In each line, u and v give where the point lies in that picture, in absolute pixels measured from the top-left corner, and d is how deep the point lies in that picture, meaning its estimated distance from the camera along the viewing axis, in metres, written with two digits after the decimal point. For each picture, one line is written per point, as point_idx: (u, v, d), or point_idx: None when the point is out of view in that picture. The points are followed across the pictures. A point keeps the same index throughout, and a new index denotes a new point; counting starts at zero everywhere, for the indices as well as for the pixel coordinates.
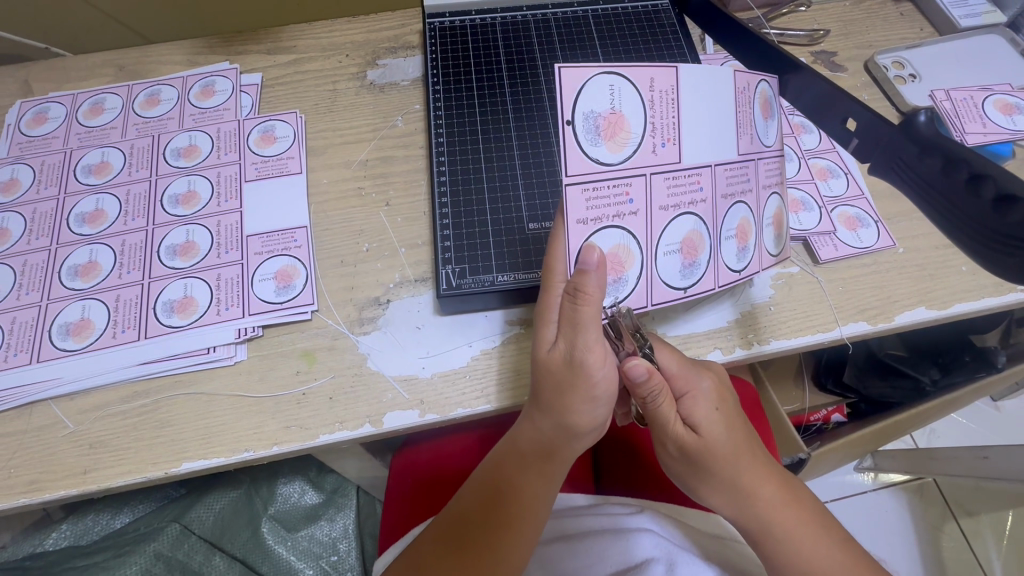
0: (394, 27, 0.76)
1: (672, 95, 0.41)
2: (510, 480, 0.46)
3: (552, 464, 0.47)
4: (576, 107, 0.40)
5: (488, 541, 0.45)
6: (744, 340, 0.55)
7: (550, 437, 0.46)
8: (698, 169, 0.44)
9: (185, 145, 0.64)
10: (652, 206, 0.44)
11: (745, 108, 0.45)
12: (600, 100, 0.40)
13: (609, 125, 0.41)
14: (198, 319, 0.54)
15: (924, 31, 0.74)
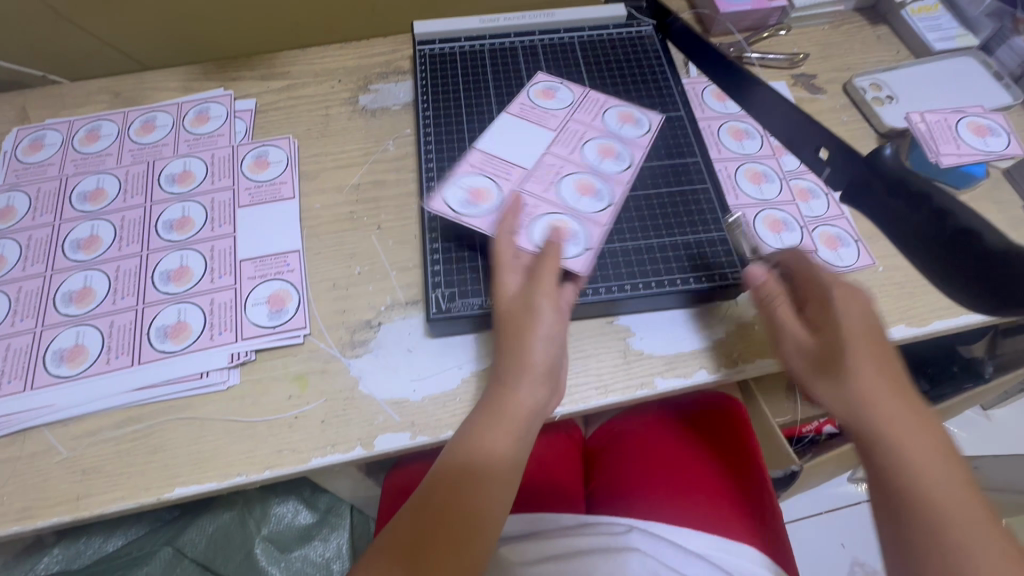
0: (386, 53, 0.78)
1: (486, 155, 0.59)
2: (473, 473, 0.45)
3: (510, 465, 0.46)
4: (487, 201, 0.56)
5: (453, 541, 0.42)
6: (729, 359, 0.56)
7: (510, 430, 0.46)
8: (542, 159, 0.59)
9: (180, 171, 0.65)
10: (530, 188, 0.57)
11: (529, 115, 0.63)
12: (466, 188, 0.56)
13: (480, 194, 0.56)
14: (192, 344, 0.55)
15: (900, 54, 0.77)
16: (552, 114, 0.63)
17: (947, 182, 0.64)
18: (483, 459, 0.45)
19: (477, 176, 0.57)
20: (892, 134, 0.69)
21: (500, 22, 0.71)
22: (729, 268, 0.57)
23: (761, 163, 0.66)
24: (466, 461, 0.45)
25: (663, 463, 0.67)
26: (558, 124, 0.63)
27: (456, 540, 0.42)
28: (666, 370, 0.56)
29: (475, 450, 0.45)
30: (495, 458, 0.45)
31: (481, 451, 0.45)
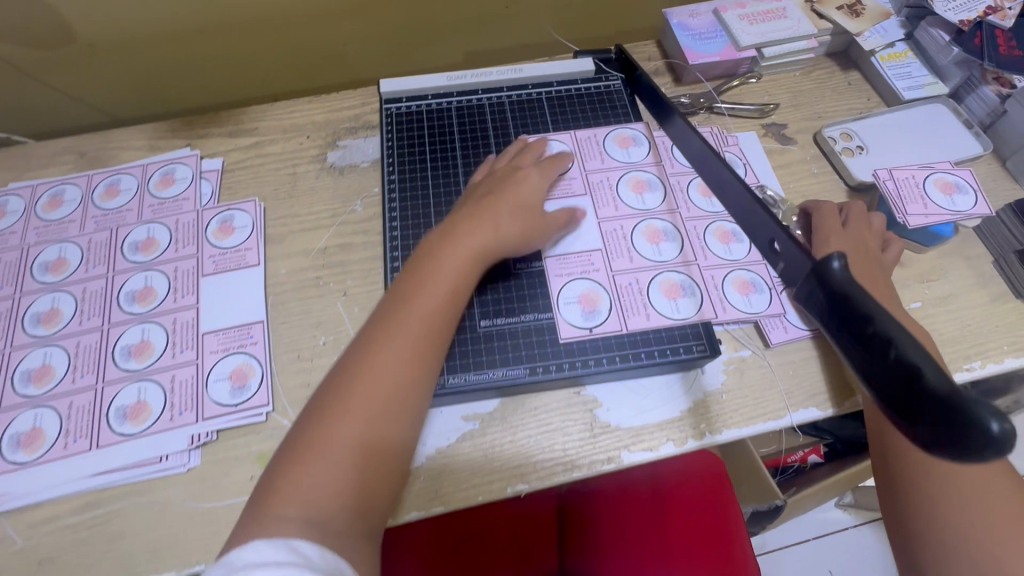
0: (355, 106, 0.76)
1: (558, 261, 0.62)
2: (378, 373, 0.47)
3: (433, 337, 0.50)
4: (601, 303, 0.60)
5: (387, 421, 0.46)
6: (696, 431, 0.55)
7: (429, 286, 0.51)
8: (604, 230, 0.64)
9: (143, 239, 0.64)
10: (614, 262, 0.62)
11: (570, 191, 0.66)
12: (572, 312, 0.59)
13: (588, 304, 0.59)
14: (152, 425, 0.54)
15: (870, 101, 0.77)
16: (570, 179, 0.67)
17: (916, 238, 0.64)
18: (398, 360, 0.48)
19: (573, 283, 0.61)
20: (863, 187, 0.69)
21: (468, 79, 0.72)
22: (691, 341, 0.58)
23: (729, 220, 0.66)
24: (371, 370, 0.47)
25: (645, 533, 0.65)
26: (585, 185, 0.66)
27: (388, 417, 0.46)
28: (632, 443, 0.55)
29: (381, 351, 0.48)
30: (404, 347, 0.48)
31: (387, 344, 0.48)
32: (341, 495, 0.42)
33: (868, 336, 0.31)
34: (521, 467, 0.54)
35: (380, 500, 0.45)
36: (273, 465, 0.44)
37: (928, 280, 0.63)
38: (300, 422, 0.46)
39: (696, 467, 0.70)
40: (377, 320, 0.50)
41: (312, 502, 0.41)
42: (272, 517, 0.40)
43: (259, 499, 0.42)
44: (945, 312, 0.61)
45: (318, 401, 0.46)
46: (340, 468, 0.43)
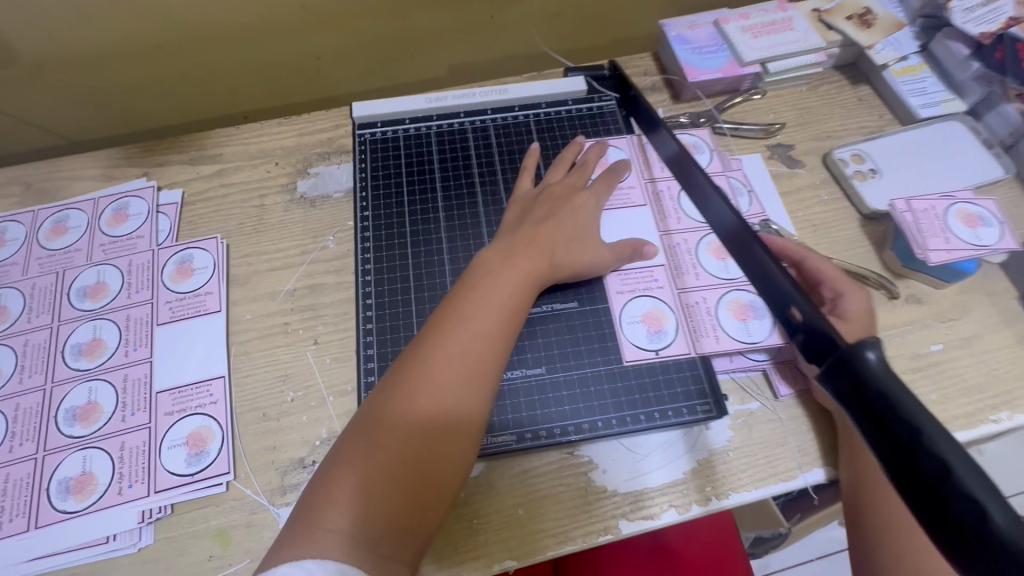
0: (328, 128, 0.70)
1: (622, 274, 0.58)
2: (435, 384, 0.44)
3: (492, 344, 0.47)
4: (667, 323, 0.56)
5: (440, 437, 0.43)
6: (702, 495, 0.50)
7: (490, 298, 0.48)
8: (671, 242, 0.59)
9: (92, 284, 0.59)
10: (680, 279, 0.58)
11: (635, 197, 0.62)
12: (635, 331, 0.56)
13: (652, 323, 0.56)
14: (97, 501, 0.49)
15: (883, 118, 0.71)
16: (628, 187, 0.62)
17: (935, 274, 0.59)
18: (457, 372, 0.44)
19: (638, 300, 0.57)
20: (876, 216, 0.63)
21: (448, 101, 0.68)
22: (696, 401, 0.53)
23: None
24: (427, 379, 0.44)
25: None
26: (645, 193, 0.62)
27: (447, 436, 0.43)
28: (631, 510, 0.50)
29: (438, 358, 0.45)
30: (465, 356, 0.45)
31: (445, 351, 0.45)
32: (394, 512, 0.40)
33: (914, 453, 0.25)
34: (507, 539, 0.48)
35: (434, 523, 0.42)
36: (317, 473, 0.42)
37: (948, 319, 0.58)
38: (348, 428, 0.44)
39: (702, 531, 0.59)
40: (432, 326, 0.47)
41: (362, 516, 0.39)
42: (322, 532, 0.38)
43: (306, 509, 0.40)
44: (968, 355, 0.56)
45: (366, 407, 0.44)
46: (391, 483, 0.40)
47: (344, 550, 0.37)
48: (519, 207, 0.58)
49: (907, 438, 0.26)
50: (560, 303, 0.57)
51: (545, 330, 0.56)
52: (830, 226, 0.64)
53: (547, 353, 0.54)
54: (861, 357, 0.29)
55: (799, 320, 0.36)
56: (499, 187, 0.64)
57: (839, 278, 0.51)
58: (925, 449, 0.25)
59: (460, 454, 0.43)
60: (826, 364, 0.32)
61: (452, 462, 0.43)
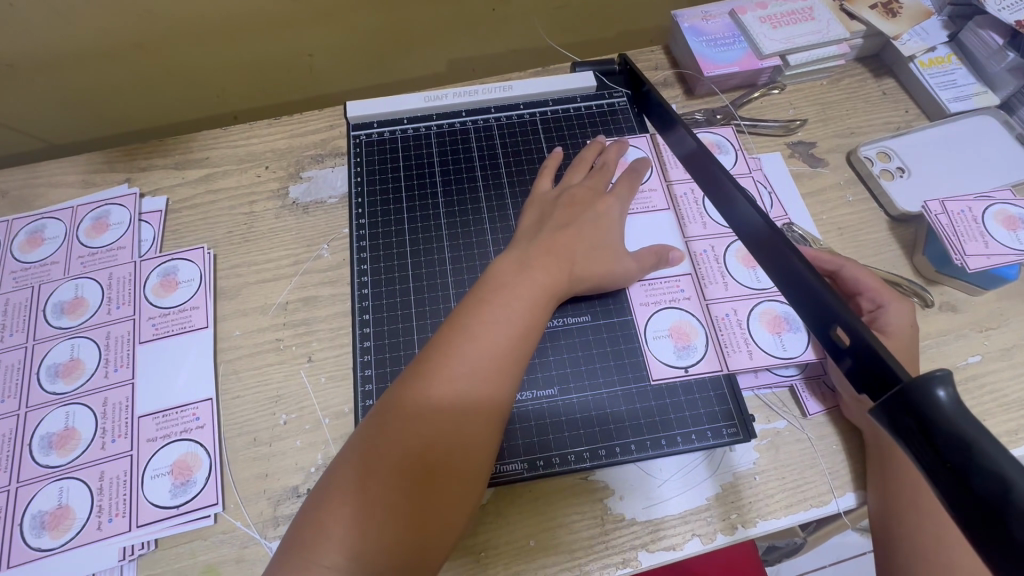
0: (321, 129, 0.66)
1: (646, 286, 0.54)
2: (440, 408, 0.40)
3: (502, 358, 0.43)
4: (696, 338, 0.52)
5: (446, 467, 0.39)
6: (727, 523, 0.46)
7: (500, 312, 0.44)
8: (695, 249, 0.56)
9: (70, 299, 0.55)
10: (707, 289, 0.54)
11: (656, 201, 0.58)
12: (662, 347, 0.52)
13: (679, 337, 0.52)
14: (74, 537, 0.45)
15: (909, 113, 0.67)
16: (649, 190, 0.59)
17: (972, 281, 0.55)
18: (464, 394, 0.41)
19: (663, 313, 0.53)
20: (906, 218, 0.60)
21: (449, 100, 0.64)
22: (721, 422, 0.49)
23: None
24: (432, 402, 0.40)
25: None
26: (667, 197, 0.58)
27: (454, 465, 0.39)
28: (651, 541, 0.46)
29: (443, 378, 0.41)
30: (473, 377, 0.41)
31: (451, 371, 0.41)
32: (394, 550, 0.36)
33: (1005, 518, 0.22)
34: (518, 572, 0.45)
35: (438, 560, 0.38)
36: (310, 503, 0.39)
37: (985, 329, 0.54)
38: (344, 452, 0.40)
39: (723, 556, 0.56)
40: (438, 341, 0.43)
41: (359, 553, 0.35)
42: (316, 572, 0.35)
43: (299, 544, 0.36)
44: (1008, 367, 0.53)
45: (364, 431, 0.40)
46: (391, 518, 0.37)
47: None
48: (536, 211, 0.54)
49: (995, 499, 0.23)
50: (573, 316, 0.53)
51: (558, 344, 0.52)
52: (857, 229, 0.60)
53: (560, 372, 0.51)
54: (928, 396, 0.25)
55: (845, 341, 0.32)
56: (505, 192, 0.60)
57: (880, 289, 0.49)
58: (1020, 515, 0.22)
59: (467, 485, 0.40)
60: (883, 397, 0.28)
61: (458, 493, 0.39)
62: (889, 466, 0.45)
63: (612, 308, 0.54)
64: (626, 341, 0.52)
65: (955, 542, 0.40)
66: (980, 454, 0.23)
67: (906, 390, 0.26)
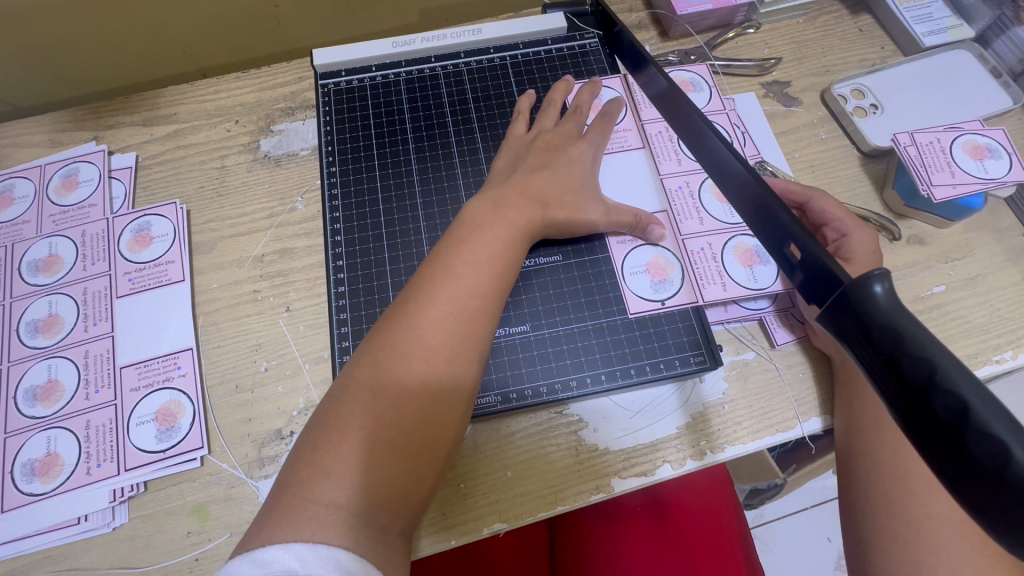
0: (290, 81, 0.64)
1: None
2: (427, 346, 0.41)
3: (479, 299, 0.43)
4: (672, 272, 0.53)
5: (433, 402, 0.40)
6: (696, 449, 0.48)
7: (480, 252, 0.45)
8: (671, 186, 0.56)
9: (44, 256, 0.55)
10: (681, 224, 0.54)
11: (631, 140, 0.58)
12: (639, 281, 0.53)
13: (655, 271, 0.53)
14: (64, 482, 0.47)
15: (885, 49, 0.66)
16: (624, 130, 0.59)
17: (940, 212, 0.56)
18: (449, 332, 0.41)
19: (641, 250, 0.54)
20: (878, 154, 0.60)
21: (417, 45, 0.63)
22: (688, 352, 0.51)
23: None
24: (418, 341, 0.40)
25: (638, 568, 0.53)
26: (642, 137, 0.58)
27: (441, 401, 0.40)
28: (623, 468, 0.48)
29: (429, 318, 0.41)
30: (458, 317, 0.42)
31: (436, 311, 0.42)
32: (377, 483, 0.37)
33: (929, 394, 0.23)
34: (498, 502, 0.47)
35: (421, 492, 0.39)
36: (300, 444, 0.38)
37: (951, 260, 0.55)
38: (332, 393, 0.40)
39: (700, 490, 0.57)
40: (419, 282, 0.43)
41: (357, 489, 0.36)
42: (314, 508, 0.34)
43: (290, 484, 0.36)
44: (971, 296, 0.54)
45: (352, 373, 0.40)
46: (384, 452, 0.38)
47: (339, 525, 0.34)
48: (511, 153, 0.54)
49: (920, 377, 0.23)
50: (545, 257, 0.54)
51: (531, 284, 0.53)
52: (829, 166, 0.60)
53: (531, 310, 0.52)
54: (865, 291, 0.26)
55: (798, 258, 0.32)
56: (476, 137, 0.59)
57: (844, 218, 0.50)
58: (940, 388, 0.23)
59: (453, 418, 0.41)
60: (828, 303, 0.29)
61: (444, 427, 0.40)
62: (855, 391, 0.47)
63: (582, 248, 0.54)
64: (597, 279, 0.53)
65: (911, 453, 0.43)
66: (907, 339, 0.24)
67: (847, 290, 0.27)
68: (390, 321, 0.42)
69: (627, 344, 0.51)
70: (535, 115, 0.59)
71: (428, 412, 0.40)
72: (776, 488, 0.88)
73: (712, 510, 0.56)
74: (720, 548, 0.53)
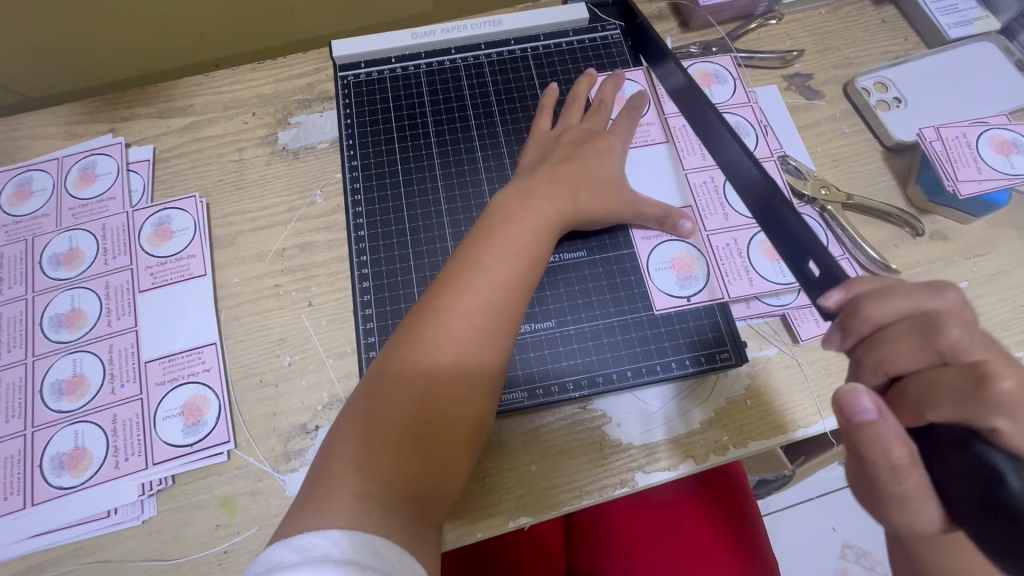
0: (307, 72, 0.64)
1: None
2: (454, 341, 0.41)
3: (507, 295, 0.43)
4: (698, 268, 0.53)
5: (461, 396, 0.40)
6: (719, 444, 0.48)
7: (506, 246, 0.44)
8: (697, 180, 0.56)
9: (65, 250, 0.55)
10: (709, 218, 0.54)
11: (657, 133, 0.58)
12: (666, 278, 0.53)
13: (681, 267, 0.53)
14: (92, 476, 0.47)
15: (908, 41, 0.66)
16: (647, 124, 0.58)
17: (963, 208, 0.55)
18: (476, 328, 0.41)
19: (667, 246, 0.54)
20: (901, 148, 0.59)
21: (437, 36, 0.62)
22: (713, 349, 0.51)
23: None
24: (446, 336, 0.40)
25: (656, 563, 0.54)
26: (665, 130, 0.58)
27: (467, 396, 0.40)
28: (647, 462, 0.48)
29: (456, 313, 0.41)
30: (485, 312, 0.42)
31: (463, 307, 0.41)
32: (405, 478, 0.37)
33: None
34: (522, 496, 0.47)
35: (449, 488, 0.39)
36: (331, 438, 0.39)
37: (974, 256, 0.55)
38: (362, 388, 0.40)
39: (718, 485, 0.58)
40: (445, 278, 0.43)
41: (388, 481, 0.36)
42: (346, 499, 0.34)
43: (323, 476, 0.36)
44: (994, 291, 0.54)
45: (381, 368, 0.40)
46: (411, 446, 0.37)
47: (372, 515, 0.34)
48: (536, 149, 0.54)
49: None
50: (569, 252, 0.54)
51: (555, 280, 0.53)
52: (851, 160, 0.60)
53: (556, 306, 0.52)
54: None
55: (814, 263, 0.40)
56: (498, 130, 0.59)
57: None
58: None
59: (480, 413, 0.41)
60: None
61: (470, 423, 0.40)
62: None
63: (607, 243, 0.54)
64: (621, 274, 0.53)
65: None
66: None
67: None
68: (418, 315, 0.42)
69: (652, 340, 0.51)
70: (559, 109, 0.59)
71: (455, 409, 0.40)
72: (786, 479, 0.89)
73: (730, 505, 0.56)
74: (734, 542, 0.54)
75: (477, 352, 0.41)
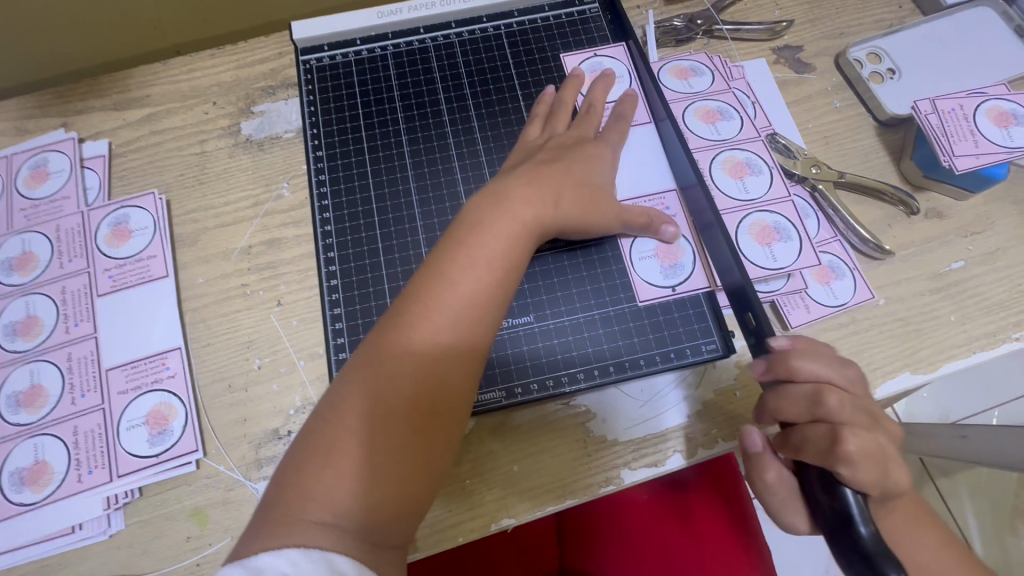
0: (269, 57, 0.60)
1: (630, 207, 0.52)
2: (423, 358, 0.38)
3: (479, 307, 0.40)
4: (683, 256, 0.50)
5: (431, 417, 0.37)
6: (709, 437, 0.47)
7: (477, 251, 0.41)
8: None
9: (17, 255, 0.52)
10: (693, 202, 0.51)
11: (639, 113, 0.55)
12: (651, 268, 0.50)
13: (665, 255, 0.50)
14: (55, 491, 0.45)
15: (903, 8, 0.62)
16: None
17: (960, 183, 0.53)
18: (447, 343, 0.39)
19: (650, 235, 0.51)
20: (894, 122, 0.57)
21: (404, 15, 0.58)
22: (700, 340, 0.49)
23: (742, 149, 0.54)
24: (415, 352, 0.38)
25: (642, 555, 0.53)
26: (649, 110, 0.55)
27: (438, 417, 0.38)
28: (634, 459, 0.46)
29: (424, 327, 0.38)
30: (457, 325, 0.39)
31: (433, 320, 0.39)
32: (368, 504, 0.34)
33: None
34: (504, 497, 0.45)
35: (417, 513, 0.37)
36: (287, 461, 0.36)
37: (970, 234, 0.53)
38: (322, 410, 0.38)
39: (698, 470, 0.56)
40: (413, 290, 0.40)
41: (349, 508, 0.34)
42: (301, 528, 0.32)
43: (280, 500, 0.34)
44: (991, 271, 0.52)
45: (342, 387, 0.37)
46: (376, 473, 0.35)
47: (331, 542, 0.32)
48: None
49: None
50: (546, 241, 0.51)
51: (532, 271, 0.51)
52: (844, 137, 0.57)
53: (534, 300, 0.50)
54: None
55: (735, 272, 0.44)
56: (471, 113, 0.56)
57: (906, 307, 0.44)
58: None
59: (450, 436, 0.38)
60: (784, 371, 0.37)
61: (441, 445, 0.38)
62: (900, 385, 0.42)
63: None
64: (603, 265, 0.51)
65: None
66: None
67: None
68: (386, 330, 0.39)
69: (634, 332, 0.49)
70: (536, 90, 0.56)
71: (425, 430, 0.37)
72: None
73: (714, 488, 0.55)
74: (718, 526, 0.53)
75: (447, 370, 0.38)
